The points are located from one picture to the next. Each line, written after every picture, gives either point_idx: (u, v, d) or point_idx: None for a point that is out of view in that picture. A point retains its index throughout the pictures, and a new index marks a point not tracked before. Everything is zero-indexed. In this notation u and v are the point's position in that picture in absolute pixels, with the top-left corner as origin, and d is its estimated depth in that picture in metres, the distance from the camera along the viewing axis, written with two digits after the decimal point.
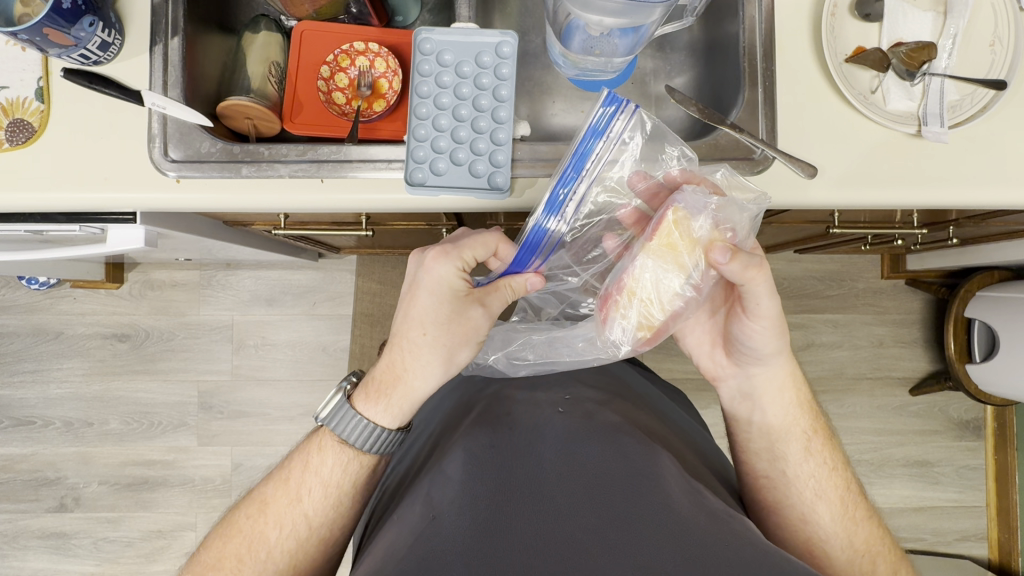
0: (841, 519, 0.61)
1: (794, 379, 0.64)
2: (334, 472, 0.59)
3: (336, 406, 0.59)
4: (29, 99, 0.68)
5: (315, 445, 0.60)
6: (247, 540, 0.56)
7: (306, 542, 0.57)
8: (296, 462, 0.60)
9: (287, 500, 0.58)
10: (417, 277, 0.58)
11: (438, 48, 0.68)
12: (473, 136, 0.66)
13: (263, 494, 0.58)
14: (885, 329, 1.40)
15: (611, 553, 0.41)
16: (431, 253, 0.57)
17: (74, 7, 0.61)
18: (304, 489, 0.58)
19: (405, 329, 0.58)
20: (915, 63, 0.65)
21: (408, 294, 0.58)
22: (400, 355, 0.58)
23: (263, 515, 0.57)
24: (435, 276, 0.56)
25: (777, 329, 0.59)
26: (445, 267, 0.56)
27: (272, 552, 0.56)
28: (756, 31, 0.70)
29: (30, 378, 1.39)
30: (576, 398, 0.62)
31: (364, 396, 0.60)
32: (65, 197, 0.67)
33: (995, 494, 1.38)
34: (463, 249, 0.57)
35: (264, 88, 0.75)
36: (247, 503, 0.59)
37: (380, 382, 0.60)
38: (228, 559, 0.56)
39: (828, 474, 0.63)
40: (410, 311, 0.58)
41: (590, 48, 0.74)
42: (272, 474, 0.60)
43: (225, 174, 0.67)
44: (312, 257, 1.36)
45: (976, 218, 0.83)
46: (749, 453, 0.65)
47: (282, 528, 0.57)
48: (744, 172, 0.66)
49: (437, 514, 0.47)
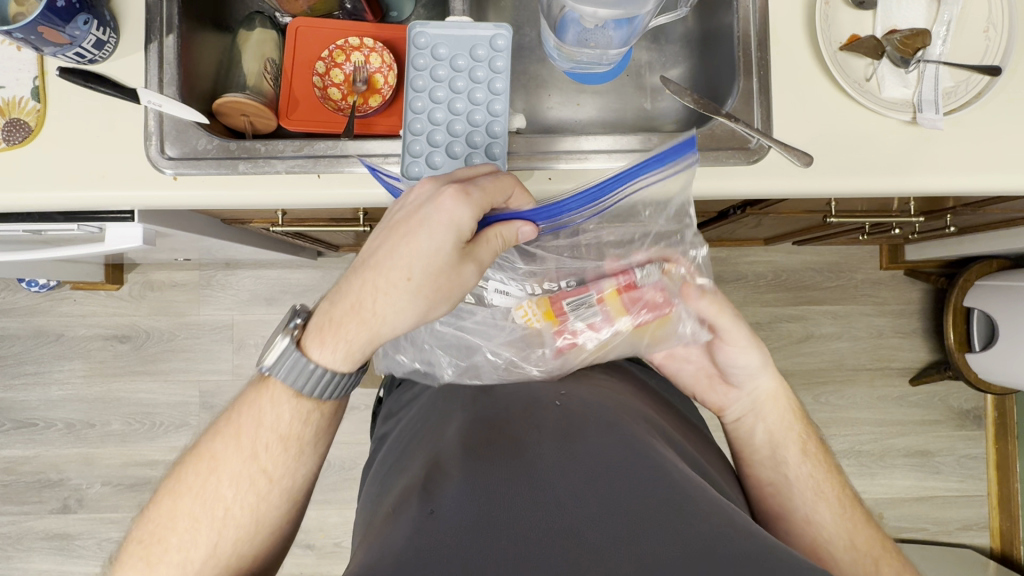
0: (840, 518, 0.61)
1: (787, 391, 0.68)
2: (293, 424, 0.55)
3: (284, 351, 0.54)
4: (24, 99, 0.68)
5: (264, 392, 0.55)
6: (201, 500, 0.52)
7: (267, 499, 0.54)
8: (246, 413, 0.55)
9: (240, 457, 0.53)
10: (420, 211, 0.51)
11: (432, 42, 0.68)
12: (469, 129, 0.66)
13: (212, 450, 0.53)
14: (885, 320, 1.40)
15: (612, 550, 0.41)
16: (448, 191, 0.51)
17: (68, 6, 0.61)
18: (259, 444, 0.54)
19: (388, 264, 0.51)
20: (910, 50, 0.66)
21: (400, 226, 0.51)
22: (374, 292, 0.52)
23: (214, 472, 0.52)
24: (449, 216, 0.50)
25: (751, 342, 0.66)
26: (462, 211, 0.50)
27: (231, 509, 0.52)
28: (751, 19, 0.70)
29: (31, 380, 1.39)
30: (572, 392, 0.62)
31: (319, 331, 0.55)
32: (62, 197, 0.67)
33: (996, 483, 1.38)
34: (482, 196, 0.52)
35: (261, 85, 0.76)
36: (193, 459, 0.54)
37: (339, 327, 0.54)
38: (182, 520, 0.51)
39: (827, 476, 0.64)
40: (400, 246, 0.51)
41: (585, 41, 0.74)
42: (217, 428, 0.55)
43: (222, 170, 0.67)
44: (311, 256, 1.36)
45: (973, 205, 0.83)
46: (753, 463, 0.66)
47: (240, 485, 0.53)
48: (740, 161, 0.66)
49: (435, 508, 0.46)
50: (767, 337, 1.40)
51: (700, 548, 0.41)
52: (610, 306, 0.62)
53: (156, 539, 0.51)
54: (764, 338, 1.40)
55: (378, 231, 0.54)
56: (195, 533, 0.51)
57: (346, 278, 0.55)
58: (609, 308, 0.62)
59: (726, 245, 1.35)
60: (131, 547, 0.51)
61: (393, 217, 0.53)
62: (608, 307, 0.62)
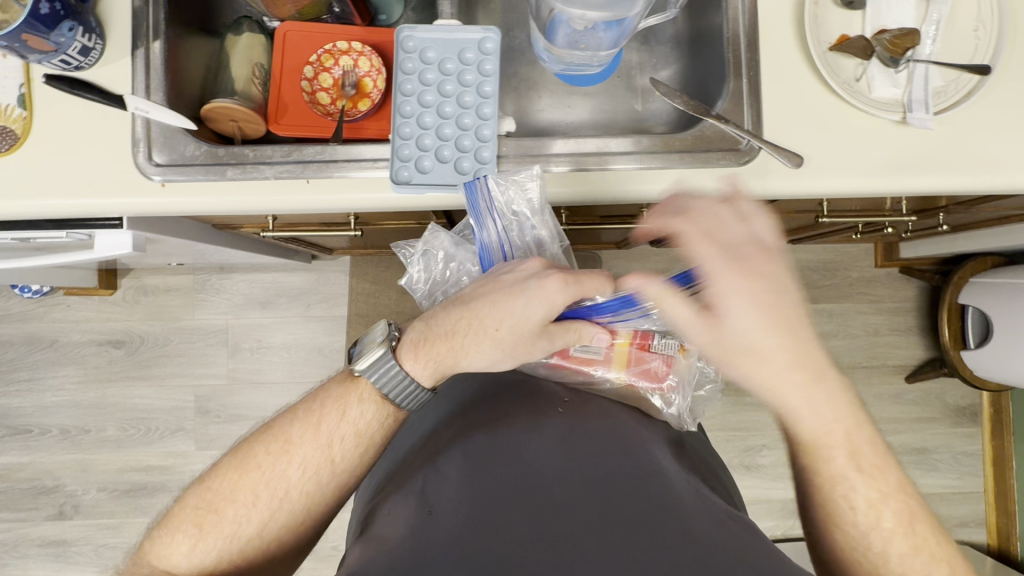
0: (879, 523, 0.51)
1: (830, 397, 0.51)
2: (371, 424, 0.55)
3: (378, 359, 0.55)
4: (11, 106, 0.67)
5: (351, 384, 0.56)
6: (266, 478, 0.52)
7: (325, 490, 0.54)
8: (327, 401, 0.55)
9: (314, 444, 0.53)
10: (527, 279, 0.54)
11: (421, 45, 0.68)
12: (458, 133, 0.66)
13: (286, 432, 0.54)
14: (880, 318, 1.40)
15: (601, 558, 0.41)
16: (556, 272, 0.53)
17: (53, 13, 0.61)
18: (335, 435, 0.54)
19: (485, 311, 0.54)
20: (899, 51, 0.65)
21: (506, 283, 0.55)
22: (467, 331, 0.54)
23: (286, 455, 0.53)
24: (547, 295, 0.52)
25: (756, 359, 0.50)
26: (560, 295, 0.52)
27: (291, 493, 0.52)
28: (741, 20, 0.70)
29: (26, 387, 1.39)
30: (573, 393, 0.62)
31: (412, 341, 0.56)
32: (50, 204, 0.66)
33: (993, 480, 1.38)
34: (584, 288, 0.53)
35: (249, 90, 0.75)
36: (266, 436, 0.54)
37: (430, 343, 0.56)
38: (244, 492, 0.52)
39: (882, 476, 0.52)
40: (501, 299, 0.53)
41: (575, 43, 0.73)
42: (297, 411, 0.55)
43: (209, 177, 0.66)
44: (304, 258, 1.36)
45: (966, 203, 0.83)
46: (789, 451, 0.55)
47: (305, 471, 0.53)
48: (731, 163, 0.66)
49: (432, 509, 0.46)
50: None
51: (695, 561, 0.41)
52: (616, 353, 0.63)
53: (212, 508, 0.52)
54: None
55: (486, 278, 0.57)
56: (251, 509, 0.51)
57: (444, 304, 0.57)
58: (614, 354, 0.63)
59: None
60: (187, 508, 0.52)
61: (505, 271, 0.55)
62: (613, 354, 0.63)
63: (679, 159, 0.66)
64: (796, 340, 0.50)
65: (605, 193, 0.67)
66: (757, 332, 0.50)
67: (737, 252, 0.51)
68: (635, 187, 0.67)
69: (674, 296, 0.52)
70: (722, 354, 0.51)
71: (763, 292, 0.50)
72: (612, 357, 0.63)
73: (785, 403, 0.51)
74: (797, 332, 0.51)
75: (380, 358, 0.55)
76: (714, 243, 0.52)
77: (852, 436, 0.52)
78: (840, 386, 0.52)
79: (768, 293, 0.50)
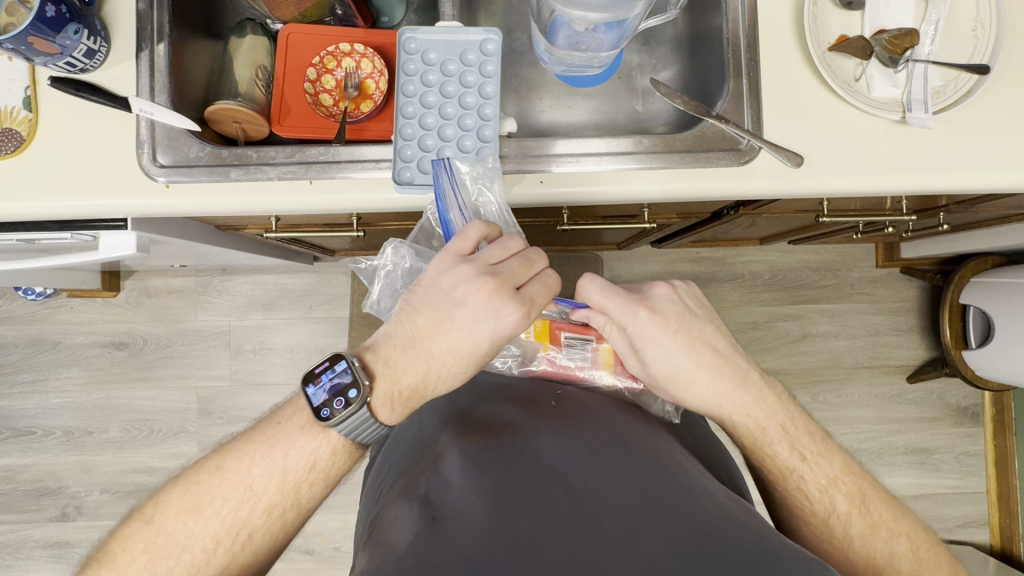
0: (835, 507, 0.56)
1: (747, 399, 0.60)
2: (339, 467, 0.53)
3: (355, 415, 0.51)
4: (17, 108, 0.68)
5: (315, 429, 0.52)
6: (226, 523, 0.49)
7: (290, 529, 0.51)
8: (293, 446, 0.51)
9: (279, 492, 0.50)
10: (484, 314, 0.54)
11: (423, 47, 0.69)
12: (460, 134, 0.67)
13: (246, 478, 0.50)
14: (882, 318, 1.40)
15: (611, 551, 0.41)
16: (513, 308, 0.54)
17: (59, 16, 0.61)
18: (302, 480, 0.51)
19: (452, 354, 0.55)
20: (897, 50, 0.66)
21: (464, 323, 0.54)
22: (437, 377, 0.55)
23: (248, 501, 0.49)
24: (508, 329, 0.55)
25: (689, 382, 0.59)
26: (519, 326, 0.55)
27: (253, 537, 0.49)
28: (740, 22, 0.70)
29: (29, 388, 1.39)
30: (567, 394, 0.63)
31: (385, 393, 0.53)
32: (56, 206, 0.67)
33: (996, 480, 1.38)
34: (536, 309, 0.56)
35: (252, 92, 0.75)
36: (219, 480, 0.49)
37: (402, 393, 0.54)
38: (199, 538, 0.48)
39: (826, 461, 0.58)
40: (465, 341, 0.54)
41: (576, 44, 0.74)
42: (254, 453, 0.51)
43: (214, 177, 0.67)
44: (306, 260, 1.36)
45: (967, 203, 0.83)
46: (747, 457, 0.62)
47: (269, 513, 0.50)
48: (732, 163, 0.67)
49: (438, 514, 0.46)
50: (765, 336, 1.40)
51: (704, 551, 0.40)
52: (602, 356, 0.67)
53: (164, 553, 0.47)
54: (762, 337, 1.40)
55: (433, 310, 0.55)
56: (208, 556, 0.48)
57: (399, 346, 0.55)
58: (600, 355, 0.67)
59: (722, 245, 1.35)
60: (128, 553, 0.47)
61: (458, 308, 0.54)
62: (599, 355, 0.67)
63: (679, 159, 0.67)
64: (711, 358, 0.60)
65: (606, 193, 0.67)
66: (674, 358, 0.59)
67: (638, 296, 0.60)
68: (636, 187, 0.67)
69: (607, 326, 0.61)
70: (655, 383, 0.61)
71: (679, 329, 0.60)
72: (598, 358, 0.67)
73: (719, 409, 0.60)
74: (710, 347, 0.60)
75: (352, 414, 0.50)
76: (611, 290, 0.59)
77: (787, 428, 0.60)
78: (762, 385, 0.61)
79: (674, 321, 0.60)
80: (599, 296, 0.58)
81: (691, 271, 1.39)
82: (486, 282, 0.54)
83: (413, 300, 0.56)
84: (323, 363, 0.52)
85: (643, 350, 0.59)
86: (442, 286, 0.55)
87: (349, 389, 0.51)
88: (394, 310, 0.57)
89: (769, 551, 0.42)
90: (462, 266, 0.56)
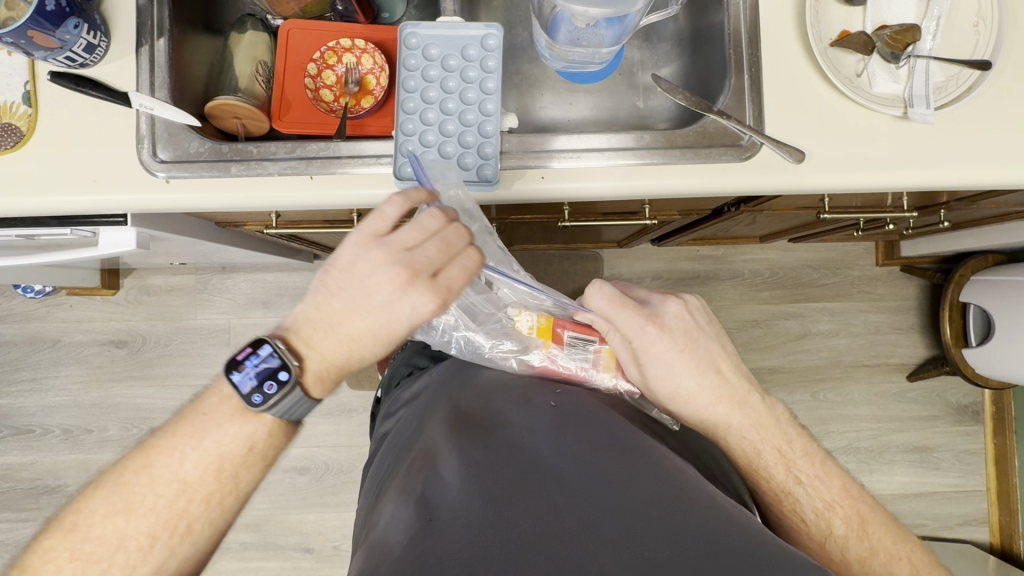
0: (832, 530, 0.58)
1: (745, 420, 0.61)
2: (275, 444, 0.53)
3: (286, 402, 0.51)
4: (16, 103, 0.68)
5: (246, 414, 0.52)
6: (162, 519, 0.48)
7: (230, 516, 0.51)
8: (226, 434, 0.51)
9: (215, 480, 0.50)
10: (397, 304, 0.51)
11: (424, 42, 0.69)
12: (461, 129, 0.67)
13: (178, 472, 0.49)
14: (882, 316, 1.41)
15: (607, 555, 0.40)
16: (427, 298, 0.51)
17: (59, 10, 0.61)
18: (235, 464, 0.51)
19: (368, 340, 0.52)
20: (900, 46, 0.66)
21: (378, 312, 0.51)
22: (355, 361, 0.53)
23: (183, 493, 0.49)
24: (424, 317, 0.52)
25: (688, 399, 0.61)
26: (435, 314, 0.52)
27: (192, 527, 0.49)
28: (742, 17, 0.70)
29: (28, 387, 1.39)
30: (566, 393, 0.63)
31: (311, 376, 0.53)
32: (55, 201, 0.66)
33: (995, 478, 1.37)
34: (455, 293, 0.53)
35: (252, 87, 0.75)
36: (147, 478, 0.49)
37: (324, 374, 0.53)
38: (134, 536, 0.47)
39: (824, 484, 0.60)
40: (378, 330, 0.52)
41: (577, 40, 0.73)
42: (182, 446, 0.50)
43: (214, 173, 0.67)
44: (306, 257, 1.36)
45: (967, 200, 0.83)
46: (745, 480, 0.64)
47: (207, 501, 0.50)
48: (733, 159, 0.66)
49: (433, 516, 0.46)
50: (765, 335, 1.40)
51: (700, 555, 0.40)
52: (604, 358, 0.66)
53: (95, 557, 0.47)
54: (762, 336, 1.40)
55: (345, 296, 0.52)
56: (145, 554, 0.48)
57: (317, 329, 0.53)
58: (602, 356, 0.66)
59: (722, 244, 1.36)
60: (52, 564, 0.46)
61: (370, 296, 0.51)
62: (601, 357, 0.66)
63: (681, 154, 0.67)
64: (713, 377, 0.61)
65: (607, 188, 0.67)
66: (677, 374, 0.60)
67: (649, 310, 0.62)
68: (638, 184, 0.67)
69: (614, 335, 0.62)
70: (654, 396, 0.62)
71: (687, 345, 0.61)
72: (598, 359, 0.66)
73: (718, 429, 0.61)
74: (714, 368, 0.62)
75: (284, 396, 0.50)
76: (621, 301, 0.60)
77: (784, 451, 0.61)
78: (762, 408, 0.63)
79: (681, 337, 0.61)
80: (608, 305, 0.60)
81: (691, 269, 1.39)
82: (399, 271, 0.51)
83: (327, 282, 0.53)
84: (246, 349, 0.51)
85: (646, 365, 0.60)
86: (355, 271, 0.52)
87: (280, 372, 0.50)
88: (308, 288, 0.54)
89: (764, 556, 0.41)
90: (377, 250, 0.52)
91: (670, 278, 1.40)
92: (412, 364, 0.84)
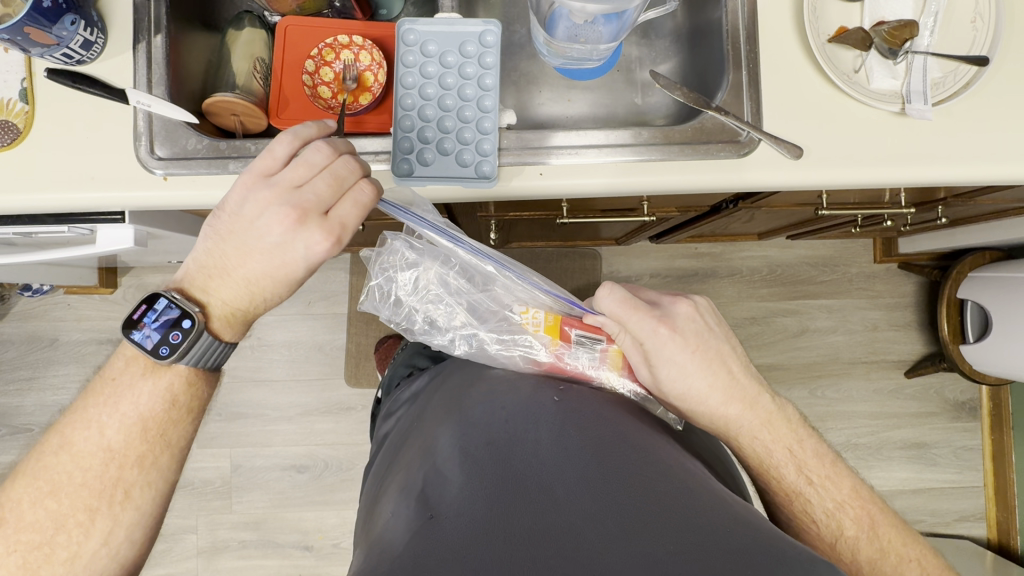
0: (842, 531, 0.58)
1: (757, 420, 0.61)
2: (193, 391, 0.59)
3: (201, 347, 0.57)
4: (13, 100, 0.68)
5: (157, 371, 0.57)
6: (97, 491, 0.53)
7: (166, 475, 0.57)
8: (141, 395, 0.56)
9: (141, 438, 0.55)
10: (290, 243, 0.55)
11: (422, 39, 0.68)
12: (460, 126, 0.67)
13: (102, 441, 0.54)
14: (879, 313, 1.41)
15: (613, 552, 0.40)
16: (317, 235, 0.55)
17: (55, 7, 0.61)
18: (155, 419, 0.56)
19: (267, 281, 0.57)
20: (897, 41, 0.67)
21: (272, 252, 0.55)
22: (258, 299, 0.58)
23: (112, 461, 0.54)
24: (318, 253, 0.56)
25: (700, 400, 0.61)
26: (329, 249, 0.56)
27: (130, 493, 0.54)
28: (740, 13, 0.70)
29: (26, 386, 1.38)
30: (569, 389, 0.63)
31: (221, 318, 0.59)
32: (52, 199, 0.66)
33: (993, 474, 1.38)
34: (348, 228, 0.56)
35: (250, 84, 0.75)
36: (70, 455, 0.53)
37: (232, 314, 0.59)
38: (74, 513, 0.52)
39: (835, 485, 0.60)
40: (274, 270, 0.56)
41: (575, 37, 0.74)
42: (98, 417, 0.55)
43: (212, 170, 0.67)
44: None
45: (963, 196, 0.83)
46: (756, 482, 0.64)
47: (139, 464, 0.55)
48: (731, 154, 0.66)
49: (435, 515, 0.46)
50: (763, 332, 1.40)
51: (706, 550, 0.40)
52: (611, 357, 0.65)
53: (38, 542, 0.51)
54: (760, 333, 1.40)
55: (237, 240, 0.56)
56: (87, 528, 0.53)
57: (218, 275, 0.58)
58: (608, 356, 0.65)
59: (721, 241, 1.36)
60: None
61: (261, 235, 0.55)
62: (607, 357, 0.65)
63: (680, 151, 0.66)
64: (724, 379, 0.61)
65: (606, 184, 0.67)
66: (689, 378, 0.60)
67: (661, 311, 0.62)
68: (637, 179, 0.67)
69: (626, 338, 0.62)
70: (665, 397, 0.63)
71: (699, 345, 0.61)
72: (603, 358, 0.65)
73: (732, 431, 0.61)
74: (725, 368, 0.62)
75: (191, 342, 0.57)
76: (635, 305, 0.60)
77: (795, 451, 0.61)
78: (773, 407, 0.63)
79: (694, 338, 0.61)
80: (620, 308, 0.59)
81: (690, 266, 1.40)
82: (288, 212, 0.54)
83: (219, 227, 0.57)
84: (143, 307, 0.56)
85: (658, 367, 0.60)
86: (246, 213, 0.55)
87: (183, 320, 0.56)
88: (201, 233, 0.58)
89: (774, 554, 0.41)
90: (264, 191, 0.55)
91: (669, 275, 1.40)
92: (411, 364, 0.84)
